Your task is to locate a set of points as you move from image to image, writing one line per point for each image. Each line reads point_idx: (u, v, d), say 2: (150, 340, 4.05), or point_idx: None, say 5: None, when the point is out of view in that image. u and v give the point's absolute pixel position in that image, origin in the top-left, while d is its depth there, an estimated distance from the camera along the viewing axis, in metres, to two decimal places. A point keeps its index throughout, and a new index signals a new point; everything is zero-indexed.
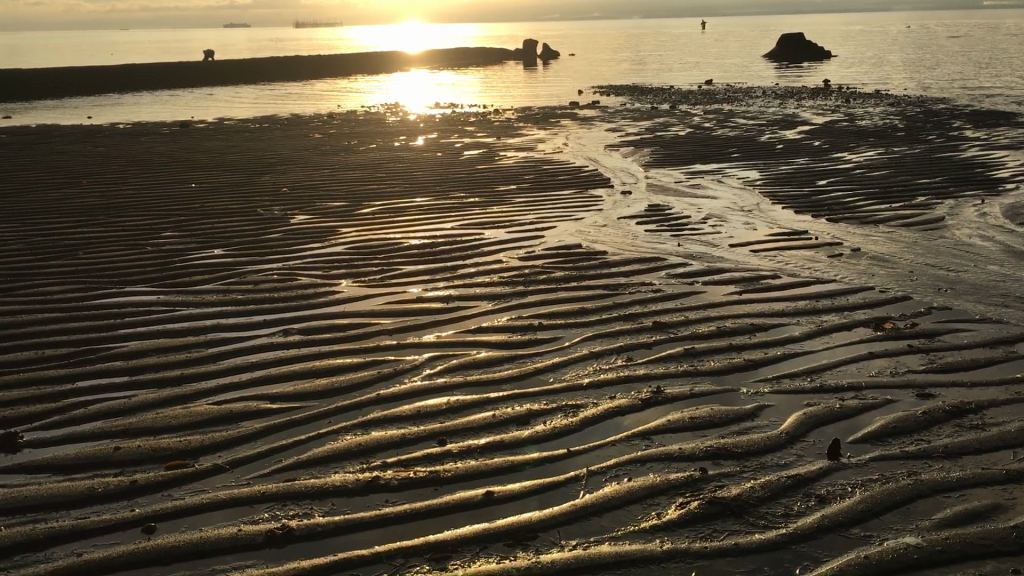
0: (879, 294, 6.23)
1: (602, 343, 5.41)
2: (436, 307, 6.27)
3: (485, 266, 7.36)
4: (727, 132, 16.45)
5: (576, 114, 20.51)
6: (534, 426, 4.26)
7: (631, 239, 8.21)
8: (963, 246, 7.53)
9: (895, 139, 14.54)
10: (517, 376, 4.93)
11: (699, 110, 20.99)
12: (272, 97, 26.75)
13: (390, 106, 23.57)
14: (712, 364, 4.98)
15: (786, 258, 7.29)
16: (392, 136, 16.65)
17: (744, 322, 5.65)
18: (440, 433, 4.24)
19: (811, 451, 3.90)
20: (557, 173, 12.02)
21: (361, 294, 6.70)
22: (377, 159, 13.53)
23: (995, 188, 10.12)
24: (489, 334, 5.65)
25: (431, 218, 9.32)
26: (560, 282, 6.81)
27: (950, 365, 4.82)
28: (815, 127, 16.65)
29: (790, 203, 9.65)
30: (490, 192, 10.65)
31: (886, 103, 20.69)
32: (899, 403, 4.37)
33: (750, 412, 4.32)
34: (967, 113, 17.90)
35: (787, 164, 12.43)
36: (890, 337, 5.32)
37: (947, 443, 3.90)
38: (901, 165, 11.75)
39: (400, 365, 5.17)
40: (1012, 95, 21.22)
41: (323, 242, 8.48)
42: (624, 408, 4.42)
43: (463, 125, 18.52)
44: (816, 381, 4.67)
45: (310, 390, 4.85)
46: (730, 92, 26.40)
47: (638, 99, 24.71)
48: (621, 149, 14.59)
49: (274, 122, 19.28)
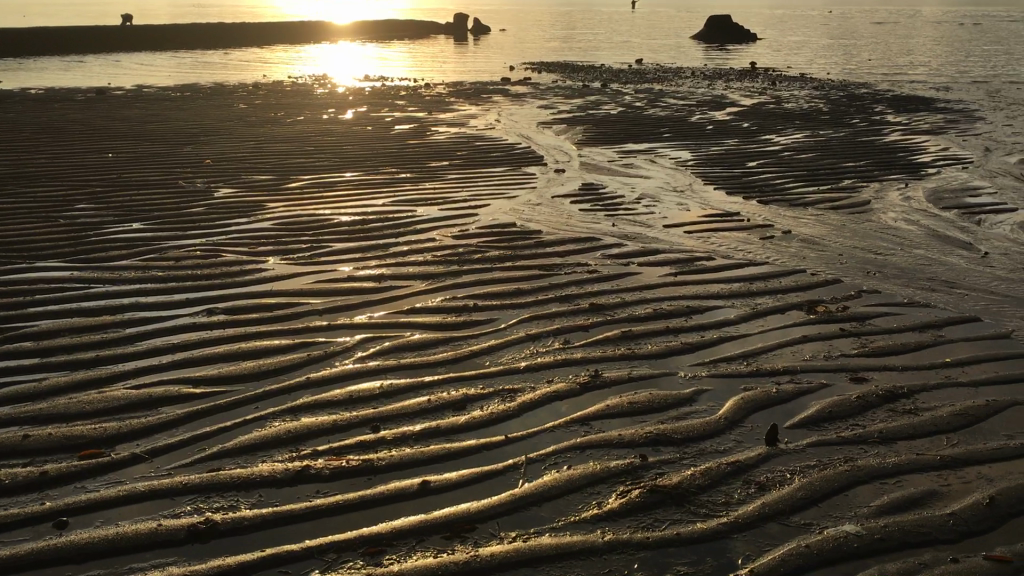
0: (810, 276, 6.25)
1: (538, 325, 5.32)
2: (368, 286, 6.10)
3: (417, 244, 7.21)
4: (658, 112, 16.50)
5: (508, 91, 20.34)
6: (469, 412, 4.15)
7: (565, 218, 8.14)
8: (890, 230, 7.63)
9: (821, 122, 14.76)
10: (452, 359, 4.81)
11: (630, 89, 21.03)
12: (195, 66, 25.95)
13: (318, 77, 23.05)
14: (650, 347, 4.93)
15: (719, 240, 7.29)
16: (321, 108, 16.28)
17: (680, 304, 5.62)
18: (374, 419, 4.11)
19: (749, 437, 3.87)
20: (490, 149, 11.88)
21: (289, 272, 6.48)
22: (306, 132, 13.20)
23: (918, 172, 10.31)
24: (423, 315, 5.51)
25: (362, 194, 9.10)
26: (494, 261, 6.70)
27: (882, 349, 4.85)
28: (744, 109, 16.80)
29: (722, 184, 9.69)
30: (422, 168, 10.46)
31: (811, 86, 21.01)
32: (834, 387, 4.37)
33: (689, 397, 4.28)
34: (889, 97, 18.28)
35: (717, 145, 12.50)
36: (823, 319, 5.34)
37: (883, 428, 3.90)
38: (827, 148, 11.90)
39: (331, 347, 5.00)
40: (931, 81, 21.76)
41: (249, 217, 8.20)
42: (562, 393, 4.35)
43: (394, 99, 18.21)
44: (752, 365, 4.65)
45: (237, 373, 4.66)
46: (659, 72, 26.50)
47: (569, 76, 24.66)
48: (554, 127, 14.51)
49: (197, 91, 18.67)
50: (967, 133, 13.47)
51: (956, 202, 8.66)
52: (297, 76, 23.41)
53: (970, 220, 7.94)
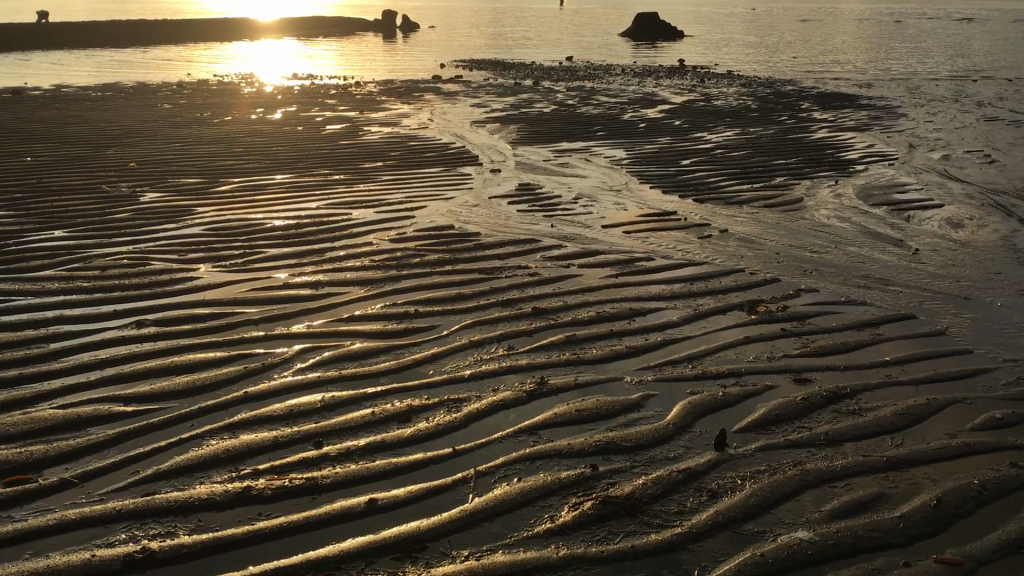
0: (750, 276, 6.29)
1: (481, 331, 5.24)
2: (304, 294, 5.95)
3: (354, 248, 7.07)
4: (590, 110, 16.54)
5: (440, 89, 20.19)
6: (415, 424, 4.06)
7: (503, 219, 8.08)
8: (824, 227, 7.74)
9: (750, 119, 14.96)
10: (395, 369, 4.71)
11: (562, 86, 21.07)
12: (115, 64, 25.18)
13: (244, 76, 22.59)
14: (595, 352, 4.90)
15: (657, 240, 7.31)
16: (249, 107, 15.93)
17: (622, 307, 5.61)
18: (316, 433, 3.99)
19: (698, 443, 3.86)
20: (424, 149, 11.75)
21: (221, 280, 6.29)
22: (233, 132, 12.88)
23: (847, 169, 10.50)
24: (363, 323, 5.39)
25: (295, 197, 8.89)
26: (433, 265, 6.60)
27: (823, 348, 4.89)
28: (675, 107, 16.95)
29: (657, 183, 9.73)
30: (356, 170, 10.29)
31: (739, 83, 21.31)
32: (779, 389, 4.38)
33: (637, 402, 4.25)
34: (814, 94, 18.63)
35: (650, 143, 12.57)
36: (764, 319, 5.37)
37: (829, 430, 3.92)
38: (758, 146, 12.05)
39: (269, 359, 4.85)
40: (854, 77, 22.27)
41: (178, 222, 7.94)
42: (509, 402, 4.28)
43: (324, 97, 17.91)
44: (697, 369, 4.65)
45: (170, 389, 4.47)
46: (590, 69, 26.61)
47: (500, 74, 24.60)
48: (487, 126, 14.43)
49: (118, 90, 18.12)
50: (890, 129, 13.78)
51: (885, 199, 8.83)
52: (222, 75, 22.88)
53: (900, 216, 8.10)
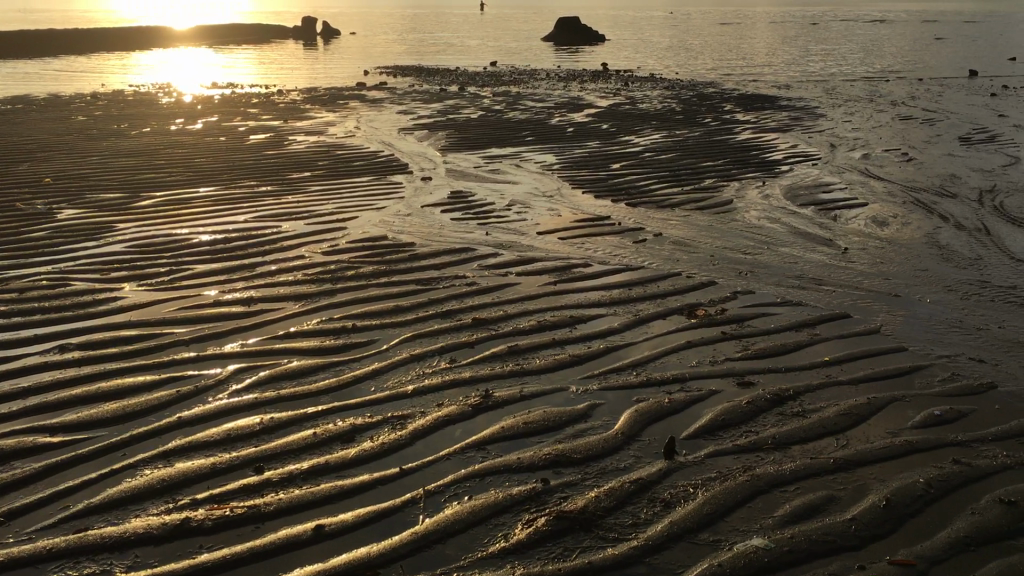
0: (686, 280, 6.33)
1: (421, 344, 5.15)
2: (237, 311, 5.77)
3: (286, 262, 6.90)
4: (517, 115, 16.54)
5: (364, 96, 19.97)
6: (359, 444, 3.95)
7: (436, 228, 7.99)
8: (755, 229, 7.84)
9: (676, 121, 15.13)
10: (336, 386, 4.59)
11: (487, 92, 21.04)
12: (23, 75, 24.30)
13: (161, 86, 22.01)
14: (539, 362, 4.85)
15: (593, 245, 7.31)
16: (169, 118, 15.53)
17: (563, 315, 5.57)
18: (257, 458, 3.85)
19: (647, 451, 3.84)
20: (352, 158, 11.58)
21: (148, 299, 6.07)
22: (153, 144, 12.52)
23: (773, 169, 10.68)
24: (299, 340, 5.25)
25: (221, 211, 8.66)
26: (369, 277, 6.48)
27: (764, 351, 4.92)
28: (601, 110, 17.06)
29: (589, 187, 9.75)
30: (283, 181, 10.08)
31: (662, 87, 21.56)
32: (723, 393, 4.39)
33: (584, 413, 4.21)
34: (735, 96, 18.97)
35: (579, 147, 12.60)
36: (703, 323, 5.40)
37: (776, 434, 3.93)
38: (685, 148, 12.18)
39: (202, 381, 4.68)
40: (773, 79, 22.74)
41: (99, 240, 7.66)
42: (454, 417, 4.20)
43: (246, 107, 17.56)
44: (642, 376, 4.64)
45: (98, 417, 4.28)
46: (515, 74, 26.69)
47: (425, 80, 24.48)
48: (415, 133, 14.31)
49: (28, 103, 17.47)
50: (811, 130, 14.08)
51: (812, 199, 9.00)
52: (138, 85, 22.26)
53: (827, 216, 8.26)
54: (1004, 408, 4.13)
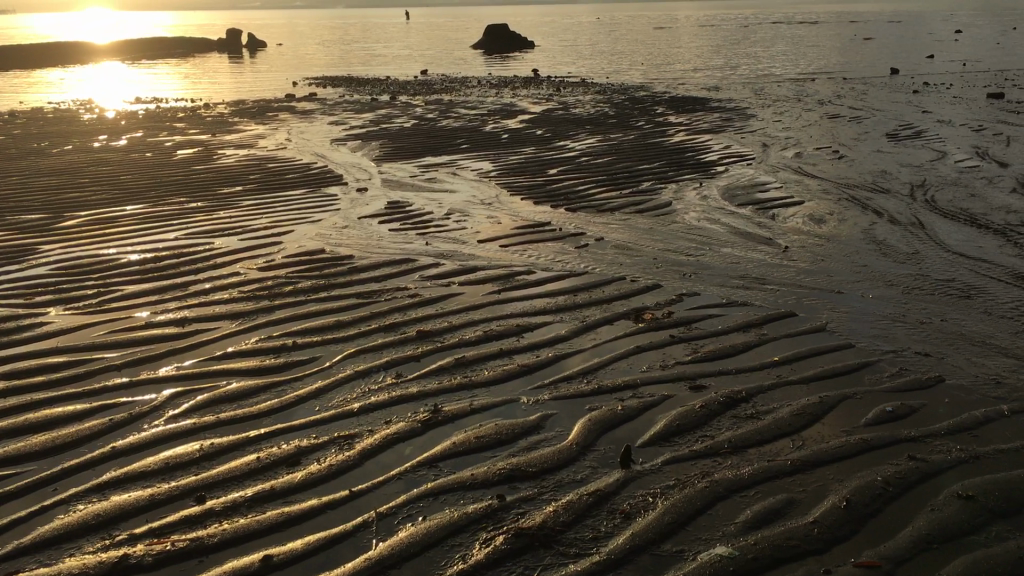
0: (631, 283, 6.29)
1: (365, 360, 4.99)
2: (170, 333, 5.54)
3: (220, 279, 6.69)
4: (450, 123, 16.43)
5: (294, 108, 19.65)
6: (306, 467, 3.79)
7: (375, 240, 7.83)
8: (695, 230, 7.85)
9: (610, 125, 15.18)
10: (277, 408, 4.40)
11: (419, 100, 20.89)
12: None
13: (82, 102, 21.40)
14: (487, 373, 4.74)
15: (535, 251, 7.24)
16: (90, 135, 15.06)
17: (509, 324, 5.47)
18: (197, 486, 3.66)
19: (604, 461, 3.75)
20: (284, 171, 11.34)
21: (76, 323, 5.81)
22: (75, 162, 12.10)
23: (708, 170, 10.75)
24: (238, 360, 5.06)
25: (149, 229, 8.38)
26: (307, 292, 6.30)
27: (713, 353, 4.89)
28: (535, 116, 17.04)
29: (527, 193, 9.69)
30: (214, 196, 9.81)
31: (593, 91, 21.65)
32: (675, 398, 4.34)
33: (536, 424, 4.12)
34: (666, 99, 19.14)
35: (515, 154, 12.53)
36: (651, 327, 5.35)
37: (731, 437, 3.89)
38: (620, 152, 12.20)
39: (137, 408, 4.46)
40: (703, 81, 23.04)
41: (22, 263, 7.33)
42: (403, 435, 4.06)
43: (171, 122, 17.14)
44: (593, 383, 4.56)
45: (26, 450, 4.03)
46: (446, 82, 26.64)
47: (355, 90, 24.23)
48: (347, 144, 14.09)
49: None
50: (743, 130, 14.24)
51: (749, 199, 9.05)
52: (57, 102, 21.61)
53: (765, 215, 8.31)
54: (953, 402, 4.15)
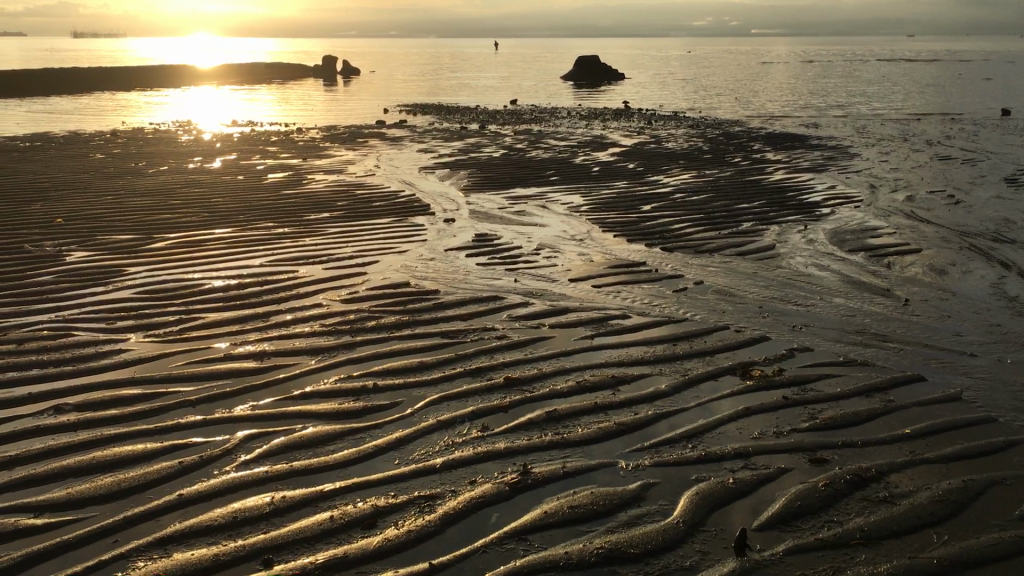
0: (736, 333, 5.84)
1: (449, 408, 4.64)
2: (247, 368, 5.29)
3: (302, 311, 6.45)
4: (540, 154, 16.15)
5: (384, 134, 19.64)
6: (382, 532, 3.43)
7: (462, 274, 7.54)
8: (803, 276, 7.35)
9: (705, 161, 14.69)
10: (353, 460, 4.07)
11: (509, 130, 20.72)
12: (41, 113, 24.19)
13: (181, 124, 21.83)
14: (581, 430, 4.34)
15: (629, 293, 6.85)
16: (186, 156, 15.21)
17: (605, 374, 5.07)
18: (264, 548, 3.33)
19: (717, 545, 3.33)
20: (371, 199, 11.17)
21: (154, 351, 5.61)
22: (168, 183, 12.16)
23: (813, 211, 10.21)
24: (317, 401, 4.76)
25: (235, 254, 8.23)
26: (391, 328, 6.02)
27: (832, 421, 4.41)
28: (627, 149, 16.64)
29: (620, 230, 9.30)
30: (301, 222, 9.68)
31: (687, 125, 21.15)
32: (794, 473, 3.89)
33: (637, 494, 3.71)
34: (764, 135, 18.56)
35: (607, 187, 12.15)
36: (760, 386, 4.89)
37: (862, 526, 3.45)
38: (716, 189, 11.72)
39: (209, 450, 4.19)
40: (803, 117, 22.34)
41: (108, 285, 7.23)
42: (490, 498, 3.68)
43: (265, 145, 17.25)
44: (699, 449, 4.12)
45: (90, 492, 3.77)
46: (536, 112, 26.47)
47: (445, 118, 24.23)
48: (436, 172, 13.90)
49: (46, 141, 17.28)
50: (847, 170, 13.61)
51: (859, 244, 8.50)
52: (157, 123, 22.07)
53: (879, 263, 7.76)
54: None
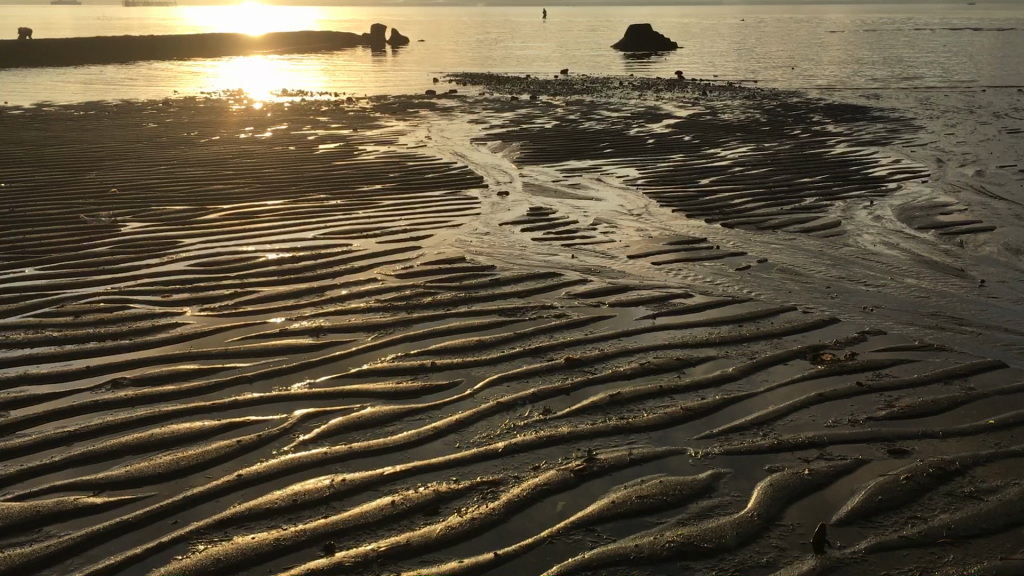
0: (803, 314, 5.65)
1: (509, 390, 4.53)
2: (304, 344, 5.22)
3: (358, 285, 6.38)
4: (593, 125, 15.90)
5: (435, 105, 19.49)
6: (446, 519, 3.34)
7: (518, 249, 7.40)
8: (871, 255, 7.10)
9: (763, 133, 14.34)
10: (414, 442, 3.97)
11: (560, 100, 20.45)
12: (94, 82, 24.40)
13: (231, 93, 21.84)
14: (646, 415, 4.20)
15: (691, 271, 6.66)
16: (238, 127, 15.23)
17: (669, 356, 4.92)
18: (325, 533, 3.26)
19: (796, 540, 3.18)
20: (423, 170, 11.05)
21: (209, 325, 5.58)
22: (220, 153, 12.15)
23: (878, 187, 9.88)
24: (375, 380, 4.68)
25: (288, 227, 8.18)
26: (447, 305, 5.91)
27: (911, 410, 4.22)
28: (682, 121, 16.32)
29: (678, 205, 9.08)
30: (354, 194, 9.60)
31: (742, 96, 20.69)
32: (873, 464, 3.71)
33: (708, 484, 3.57)
34: (822, 106, 18.09)
35: (663, 160, 11.90)
36: (833, 371, 4.70)
37: (949, 522, 3.27)
38: (776, 162, 11.42)
39: (266, 430, 4.12)
40: (862, 88, 21.74)
41: (163, 257, 7.22)
42: (555, 486, 3.57)
43: (315, 115, 17.20)
44: (772, 437, 3.96)
45: (148, 470, 3.73)
46: (588, 82, 26.13)
47: (495, 88, 24.02)
48: (488, 144, 13.74)
49: (100, 109, 17.42)
50: (911, 143, 13.19)
51: (929, 221, 8.21)
52: (209, 92, 22.16)
53: (951, 242, 7.48)
54: None
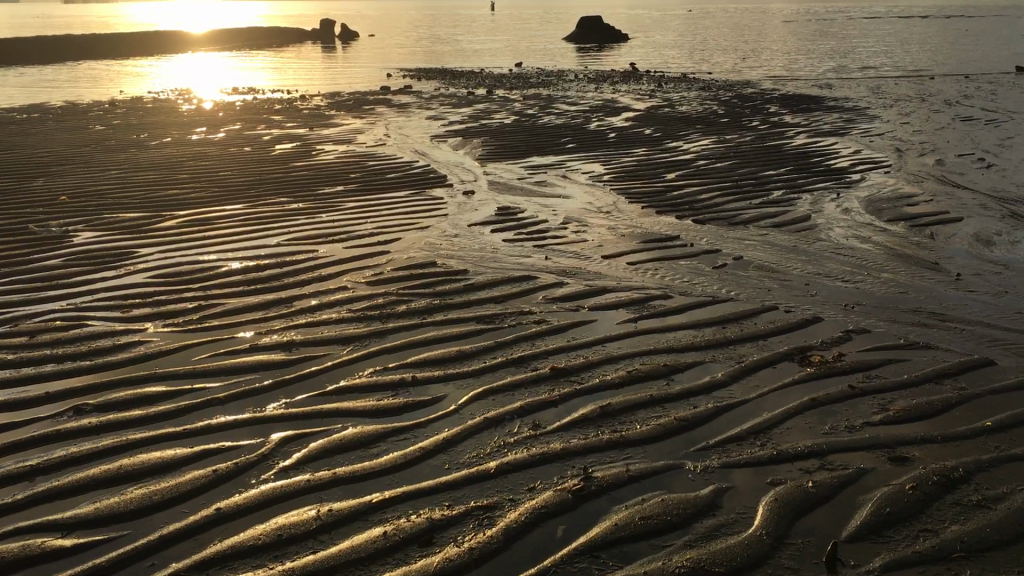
0: (786, 314, 5.57)
1: (496, 404, 4.37)
2: (276, 360, 5.01)
3: (328, 295, 6.17)
4: (552, 120, 15.76)
5: (390, 101, 19.22)
6: (443, 550, 3.18)
7: (489, 251, 7.23)
8: (845, 249, 7.06)
9: (724, 125, 14.32)
10: (402, 465, 3.80)
11: (517, 94, 20.30)
12: (35, 82, 23.66)
13: (181, 92, 21.29)
14: (640, 428, 4.07)
15: (668, 270, 6.55)
16: (190, 127, 14.82)
17: (656, 362, 4.80)
18: (316, 571, 3.08)
19: (810, 559, 3.08)
20: (385, 170, 10.82)
21: (174, 342, 5.34)
22: (174, 156, 11.78)
23: (843, 178, 9.88)
24: (354, 398, 4.49)
25: (250, 233, 7.92)
26: (423, 313, 5.73)
27: (907, 413, 4.15)
28: (641, 113, 16.25)
29: (647, 201, 8.98)
30: (315, 197, 9.35)
31: (698, 87, 20.70)
32: (876, 473, 3.63)
33: (712, 501, 3.45)
34: (778, 96, 18.15)
35: (627, 155, 11.80)
36: (823, 374, 4.61)
37: (961, 535, 3.19)
38: (740, 155, 11.40)
39: (244, 457, 3.91)
40: (816, 78, 21.88)
41: (120, 269, 6.93)
42: (553, 508, 3.42)
43: (268, 114, 16.83)
44: (770, 447, 3.86)
45: (121, 507, 3.51)
46: (544, 74, 26.00)
47: (450, 83, 23.74)
48: (448, 141, 13.52)
49: (44, 111, 16.84)
50: (869, 132, 13.27)
51: (897, 213, 8.21)
52: (157, 91, 21.61)
53: (921, 234, 7.48)
54: None
